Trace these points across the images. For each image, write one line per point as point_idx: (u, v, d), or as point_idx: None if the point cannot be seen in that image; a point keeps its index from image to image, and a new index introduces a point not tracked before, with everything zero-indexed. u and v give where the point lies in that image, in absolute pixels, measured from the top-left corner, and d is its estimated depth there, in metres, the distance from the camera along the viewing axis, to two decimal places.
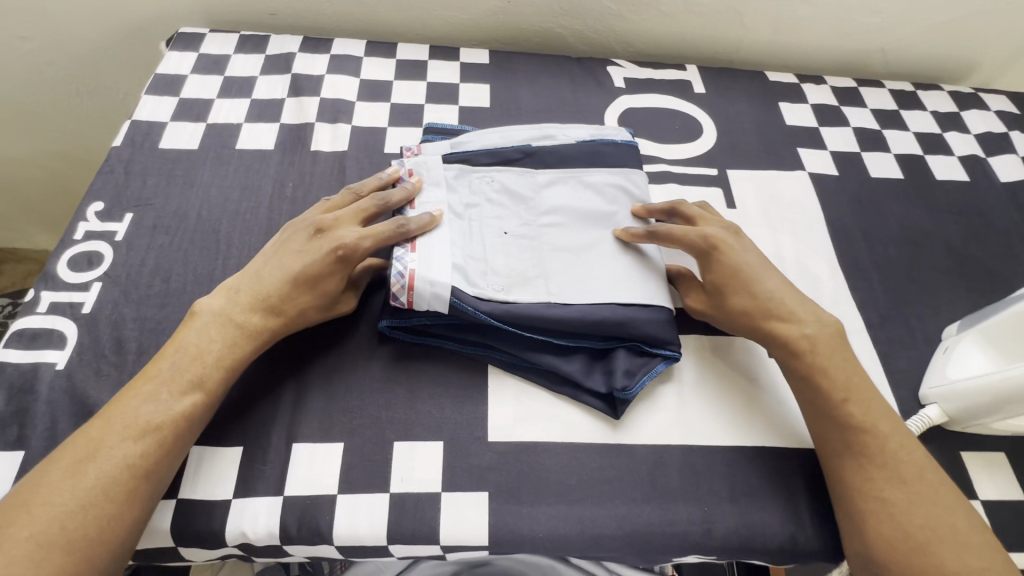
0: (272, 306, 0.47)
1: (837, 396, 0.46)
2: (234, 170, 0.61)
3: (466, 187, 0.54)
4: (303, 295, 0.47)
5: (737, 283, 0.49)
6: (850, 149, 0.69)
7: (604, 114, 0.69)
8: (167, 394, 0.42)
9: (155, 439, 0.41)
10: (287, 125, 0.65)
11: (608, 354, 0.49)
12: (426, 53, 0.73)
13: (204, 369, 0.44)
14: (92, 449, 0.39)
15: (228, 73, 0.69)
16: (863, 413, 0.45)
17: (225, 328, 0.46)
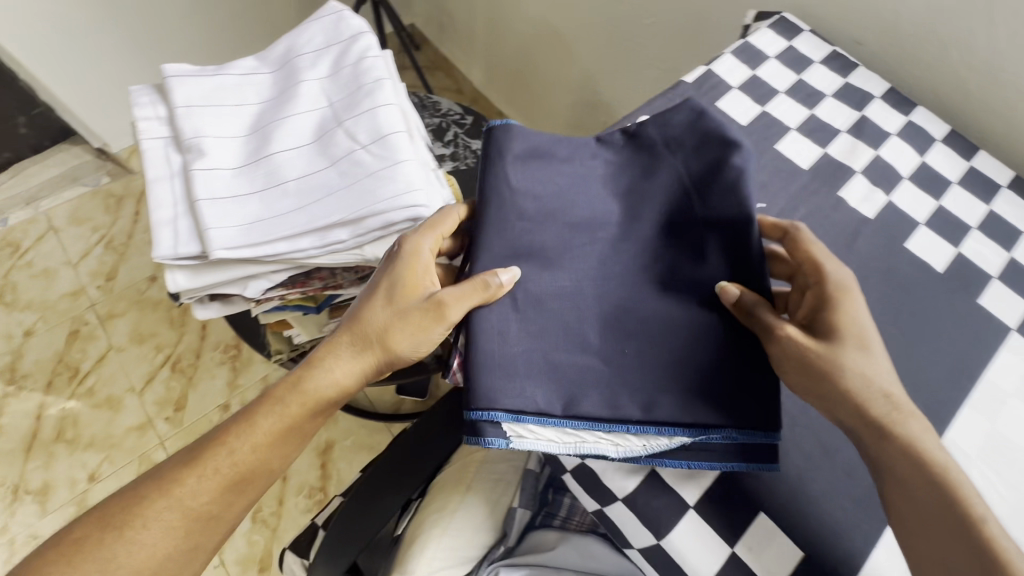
0: (352, 336, 0.51)
1: (899, 436, 0.41)
2: (765, 165, 0.60)
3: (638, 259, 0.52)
4: (359, 314, 0.52)
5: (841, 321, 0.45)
6: None
7: None
8: (214, 442, 0.48)
9: (210, 478, 0.47)
10: (832, 156, 0.61)
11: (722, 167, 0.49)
12: (1006, 179, 0.63)
13: (270, 426, 0.48)
14: (175, 486, 0.46)
15: (805, 77, 0.67)
16: (935, 464, 0.40)
17: (287, 401, 0.49)
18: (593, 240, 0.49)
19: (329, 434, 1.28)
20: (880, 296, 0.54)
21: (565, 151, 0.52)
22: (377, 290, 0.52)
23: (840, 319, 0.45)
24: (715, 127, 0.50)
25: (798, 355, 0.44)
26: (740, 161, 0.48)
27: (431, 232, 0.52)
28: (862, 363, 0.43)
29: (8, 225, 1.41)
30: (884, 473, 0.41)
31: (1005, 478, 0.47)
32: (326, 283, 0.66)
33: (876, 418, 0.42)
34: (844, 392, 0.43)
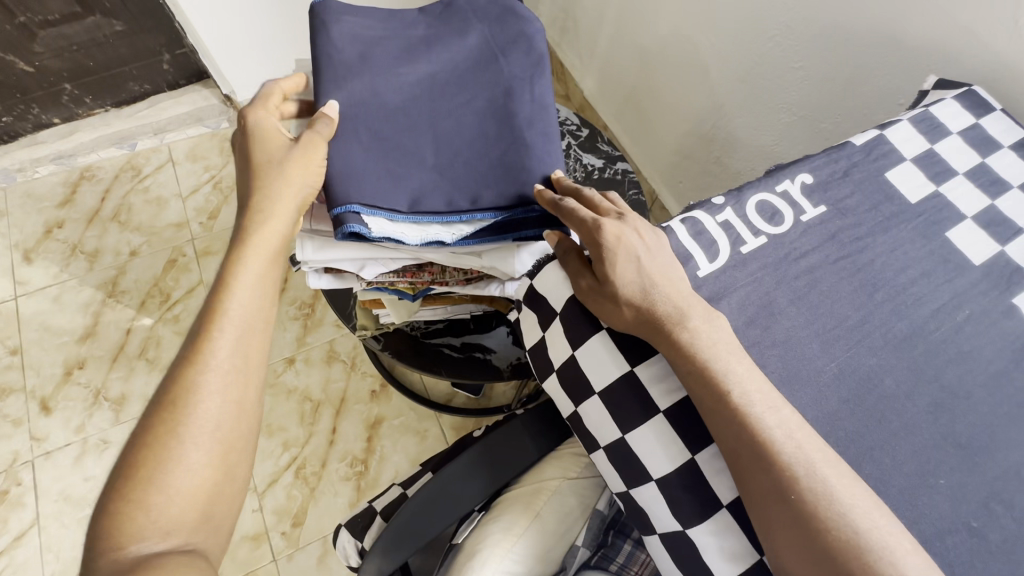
0: (260, 186, 0.54)
1: (812, 512, 0.39)
2: (931, 251, 0.55)
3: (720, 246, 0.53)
4: (253, 182, 0.55)
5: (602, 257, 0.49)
6: None
7: None
8: (209, 312, 0.49)
9: (229, 334, 0.47)
10: (1011, 256, 0.55)
11: (533, 44, 0.65)
12: None
13: (254, 274, 0.51)
14: (200, 364, 0.45)
15: (989, 162, 0.60)
16: (862, 545, 0.38)
17: (259, 247, 0.52)
18: (462, 115, 0.61)
19: (380, 410, 1.30)
20: None
21: (441, 52, 0.64)
22: (247, 153, 0.57)
23: (619, 263, 0.48)
24: (533, 29, 0.67)
25: (601, 306, 0.48)
26: (536, 37, 0.66)
27: (275, 97, 0.61)
28: (654, 292, 0.47)
29: (134, 149, 1.52)
30: (795, 548, 0.39)
31: None
32: (435, 277, 0.68)
33: (786, 488, 0.40)
34: (639, 319, 0.46)
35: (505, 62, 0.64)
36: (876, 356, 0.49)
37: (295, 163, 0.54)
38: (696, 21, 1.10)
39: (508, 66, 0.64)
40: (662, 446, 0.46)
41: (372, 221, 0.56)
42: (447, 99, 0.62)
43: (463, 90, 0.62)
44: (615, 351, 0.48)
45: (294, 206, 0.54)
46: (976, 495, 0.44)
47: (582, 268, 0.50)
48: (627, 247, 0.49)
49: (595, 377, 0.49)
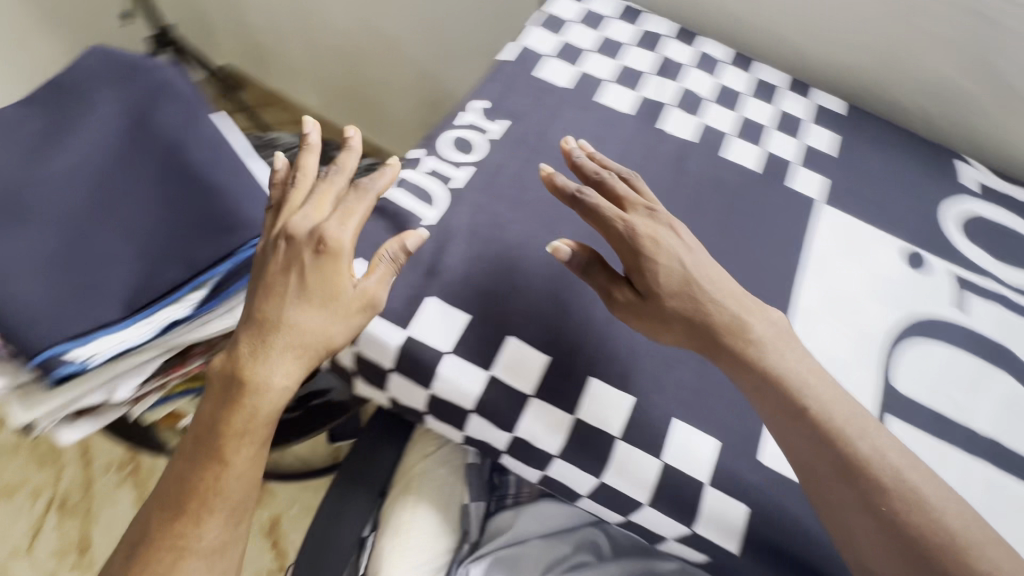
0: (267, 327, 0.45)
1: (735, 349, 0.46)
2: (594, 119, 0.66)
3: (433, 191, 0.58)
4: (277, 307, 0.45)
5: (643, 266, 0.47)
6: None
7: (943, 206, 0.66)
8: (190, 471, 0.45)
9: (216, 511, 0.44)
10: (647, 96, 0.68)
11: (174, 85, 0.61)
12: (783, 82, 0.74)
13: (251, 433, 0.45)
14: (182, 545, 0.44)
15: (606, 33, 0.74)
16: (773, 362, 0.46)
17: (268, 398, 0.44)
18: (133, 188, 0.56)
19: (272, 510, 1.19)
20: (717, 206, 0.61)
21: (74, 135, 0.57)
22: (282, 274, 0.46)
23: (671, 271, 0.47)
24: (170, 72, 0.62)
25: (646, 323, 0.48)
26: (173, 77, 0.62)
27: (364, 208, 0.49)
28: (716, 291, 0.48)
29: None
30: (746, 386, 0.46)
31: (843, 318, 0.57)
32: (210, 354, 0.61)
33: (711, 338, 0.47)
34: (702, 332, 0.47)
35: (152, 115, 0.59)
36: None
37: (339, 323, 0.46)
38: (366, 6, 1.13)
39: (158, 117, 0.59)
40: (465, 379, 0.50)
41: (78, 347, 0.49)
42: (109, 180, 0.56)
43: (123, 164, 0.57)
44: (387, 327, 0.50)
45: (303, 356, 0.45)
46: None
47: (616, 279, 0.49)
48: (666, 249, 0.48)
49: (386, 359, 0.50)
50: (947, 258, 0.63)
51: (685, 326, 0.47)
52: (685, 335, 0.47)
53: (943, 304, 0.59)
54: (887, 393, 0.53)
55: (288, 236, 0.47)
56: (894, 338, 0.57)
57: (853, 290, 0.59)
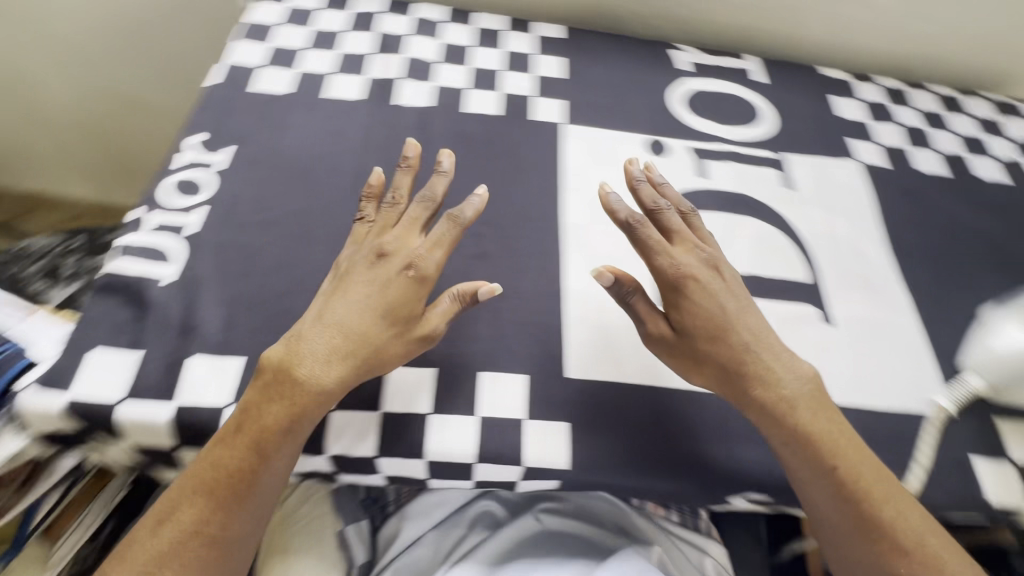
0: (365, 323, 0.46)
1: (700, 333, 0.49)
2: (325, 116, 0.64)
3: (164, 245, 0.53)
4: (334, 306, 0.47)
5: (711, 322, 0.49)
6: (896, 143, 0.73)
7: (668, 92, 0.73)
8: (223, 460, 0.43)
9: (249, 504, 0.43)
10: (373, 77, 0.67)
11: None
12: (502, 24, 0.76)
13: (299, 426, 0.44)
14: (215, 536, 0.42)
15: (315, 26, 0.71)
16: (723, 340, 0.49)
17: (326, 392, 0.45)
18: None
19: None
20: (469, 158, 0.63)
21: None
22: (339, 280, 0.49)
23: (723, 305, 0.50)
24: None
25: (680, 360, 0.50)
26: None
27: (450, 224, 0.50)
28: (727, 299, 0.51)
29: None
30: (703, 373, 0.49)
31: (607, 221, 0.61)
32: None
33: (687, 327, 0.49)
34: (718, 362, 0.49)
35: None
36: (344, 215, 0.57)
37: (412, 341, 0.47)
38: (114, 66, 1.05)
39: None
40: None
41: None
42: None
43: None
44: (149, 405, 0.45)
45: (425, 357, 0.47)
46: (463, 236, 0.58)
47: (652, 311, 0.51)
48: (716, 295, 0.50)
49: (161, 439, 0.46)
50: (682, 137, 0.69)
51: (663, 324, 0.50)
52: (664, 352, 0.50)
53: (688, 177, 0.66)
54: None
55: (378, 253, 0.49)
56: None
57: None
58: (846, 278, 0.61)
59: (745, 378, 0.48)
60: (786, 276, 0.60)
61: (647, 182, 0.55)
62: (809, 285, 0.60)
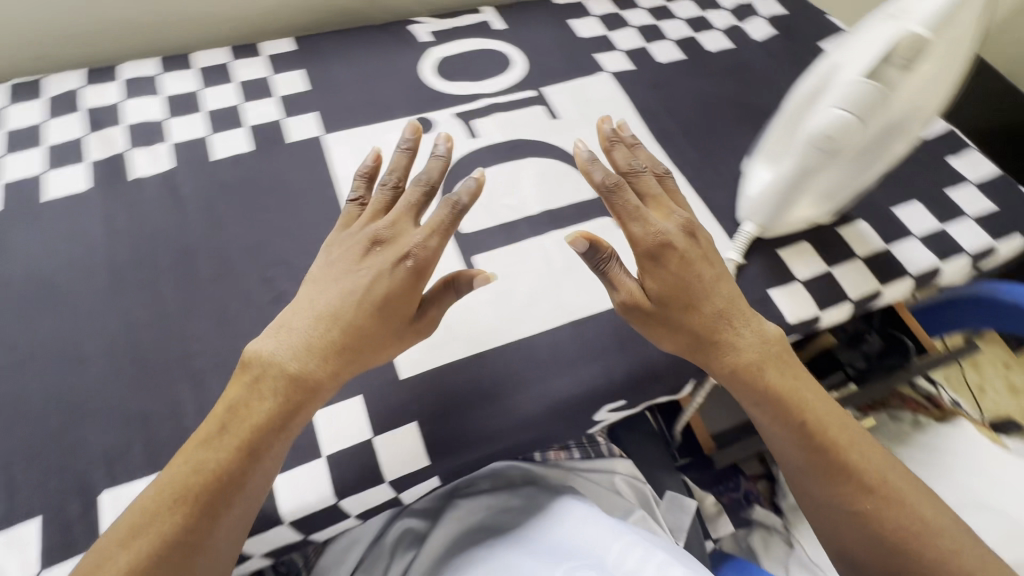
0: (373, 306, 0.44)
1: (664, 302, 0.45)
2: (54, 220, 0.56)
3: None
4: (320, 292, 0.45)
5: (683, 286, 0.45)
6: (636, 45, 0.79)
7: (418, 68, 0.73)
8: (216, 455, 0.39)
9: (235, 508, 0.40)
10: (97, 159, 0.61)
11: None
12: (226, 55, 0.71)
13: (286, 429, 0.42)
14: (190, 549, 0.38)
15: (8, 127, 0.62)
16: (694, 306, 0.45)
17: (307, 394, 0.42)
18: None
19: None
20: (232, 206, 0.59)
21: None
22: (366, 270, 0.45)
23: (688, 271, 0.46)
24: None
25: (652, 326, 0.46)
26: None
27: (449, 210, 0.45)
28: (704, 269, 0.46)
29: None
30: (664, 335, 0.46)
31: None
32: None
33: (656, 294, 0.45)
34: (704, 322, 0.46)
35: None
36: (111, 316, 0.52)
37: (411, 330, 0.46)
38: None
39: None
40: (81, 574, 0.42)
41: None
42: None
43: None
44: None
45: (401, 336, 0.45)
46: (252, 285, 0.54)
47: (624, 276, 0.46)
48: (693, 258, 0.46)
49: None
50: (444, 106, 0.69)
51: (625, 288, 0.46)
52: (642, 323, 0.47)
53: (461, 143, 0.66)
54: (463, 244, 0.59)
55: (375, 242, 0.46)
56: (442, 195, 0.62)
57: None
58: None
59: (703, 330, 0.46)
60: (575, 200, 0.63)
61: (623, 143, 0.51)
62: (598, 200, 0.63)
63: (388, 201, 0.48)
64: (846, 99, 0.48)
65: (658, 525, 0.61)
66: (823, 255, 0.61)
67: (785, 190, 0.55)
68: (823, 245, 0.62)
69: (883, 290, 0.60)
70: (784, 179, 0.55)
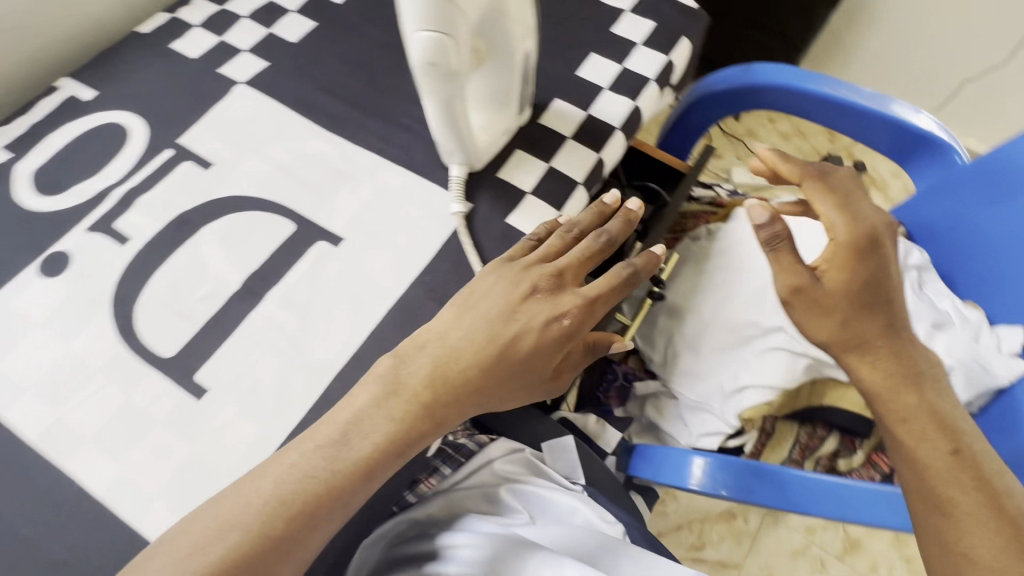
0: (520, 330, 0.47)
1: (854, 299, 0.47)
2: None
3: None
4: (449, 329, 0.47)
5: (878, 292, 0.47)
6: (260, 36, 0.67)
7: (12, 198, 0.56)
8: (333, 470, 0.41)
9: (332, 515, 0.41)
10: None
11: None
12: None
13: (419, 427, 0.44)
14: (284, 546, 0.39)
15: None
16: (867, 305, 0.47)
17: (425, 419, 0.45)
18: None
19: None
20: None
21: None
22: (574, 275, 0.50)
23: (896, 295, 0.47)
24: None
25: (808, 309, 0.48)
26: None
27: (647, 262, 0.52)
28: (894, 289, 0.48)
29: None
30: (816, 323, 0.48)
31: (75, 388, 0.47)
32: None
33: (840, 291, 0.47)
34: (866, 320, 0.47)
35: None
36: None
37: (533, 391, 0.49)
38: None
39: None
40: None
41: None
42: None
43: None
44: None
45: (535, 378, 0.48)
46: None
47: (796, 263, 0.49)
48: (890, 254, 0.47)
49: None
50: (72, 224, 0.55)
51: (807, 310, 0.49)
52: (798, 305, 0.49)
53: (115, 256, 0.54)
54: (175, 370, 0.48)
55: (536, 290, 0.49)
56: (122, 331, 0.50)
57: (54, 357, 0.49)
58: (323, 191, 0.57)
59: (868, 333, 0.47)
60: (275, 244, 0.54)
61: (825, 176, 0.51)
62: (300, 229, 0.55)
63: (561, 248, 0.51)
64: (419, 18, 0.38)
65: (558, 490, 0.64)
66: (538, 155, 0.59)
67: (451, 133, 0.49)
68: (534, 146, 0.60)
69: (602, 155, 0.59)
70: (439, 124, 0.48)
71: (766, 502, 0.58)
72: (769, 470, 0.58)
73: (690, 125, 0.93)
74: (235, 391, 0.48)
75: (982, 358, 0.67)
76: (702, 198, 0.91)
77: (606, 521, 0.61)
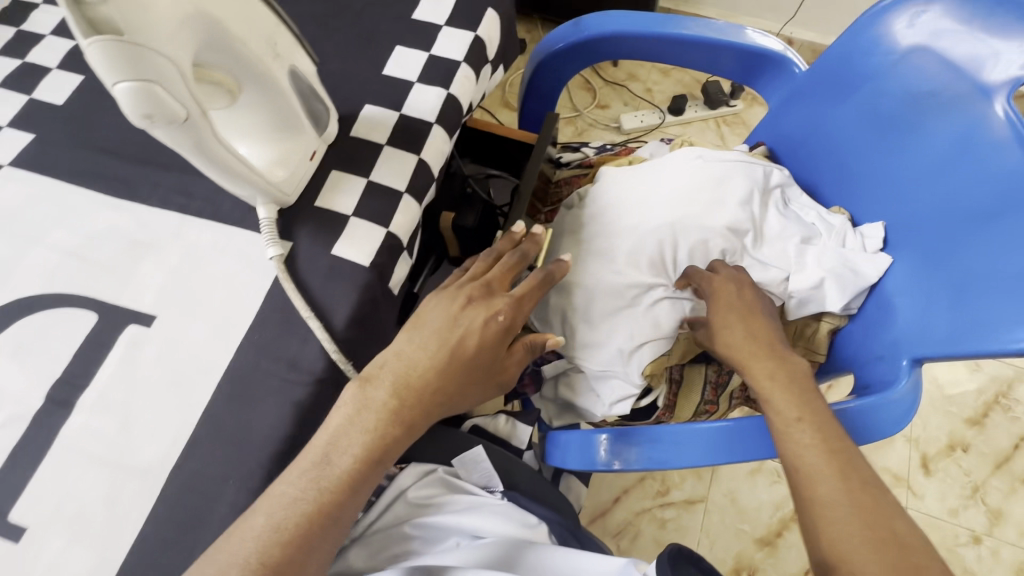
0: (466, 334, 0.49)
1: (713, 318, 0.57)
2: None
3: None
4: (405, 345, 0.48)
5: (737, 306, 0.56)
6: (17, 106, 0.58)
7: None
8: (319, 487, 0.42)
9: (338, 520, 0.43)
10: None
11: None
12: None
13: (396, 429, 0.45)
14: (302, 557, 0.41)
15: None
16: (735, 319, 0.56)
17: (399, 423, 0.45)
18: None
19: None
20: None
21: None
22: (500, 283, 0.53)
23: (754, 309, 0.56)
24: None
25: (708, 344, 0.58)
26: None
27: (557, 270, 0.55)
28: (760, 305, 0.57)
29: None
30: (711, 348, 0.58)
31: None
32: None
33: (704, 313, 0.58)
34: (736, 326, 0.55)
35: None
36: None
37: (490, 391, 0.50)
38: None
39: None
40: None
41: None
42: None
43: None
44: None
45: (488, 380, 0.50)
46: None
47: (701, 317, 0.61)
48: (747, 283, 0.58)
49: None
50: None
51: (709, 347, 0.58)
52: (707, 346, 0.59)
53: None
54: None
55: (471, 299, 0.51)
56: None
57: None
58: (123, 268, 0.51)
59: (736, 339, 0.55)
60: (76, 343, 0.48)
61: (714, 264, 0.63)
62: (103, 318, 0.49)
63: (486, 266, 0.54)
64: (109, 71, 0.35)
65: (479, 501, 0.61)
66: (357, 171, 0.54)
67: (231, 175, 0.44)
68: (351, 162, 0.55)
69: (423, 156, 0.56)
70: (211, 170, 0.43)
71: (668, 464, 0.56)
72: (660, 434, 0.56)
73: (546, 88, 0.80)
74: (58, 521, 0.42)
75: (849, 262, 0.60)
76: (570, 163, 0.88)
77: (528, 528, 0.60)
